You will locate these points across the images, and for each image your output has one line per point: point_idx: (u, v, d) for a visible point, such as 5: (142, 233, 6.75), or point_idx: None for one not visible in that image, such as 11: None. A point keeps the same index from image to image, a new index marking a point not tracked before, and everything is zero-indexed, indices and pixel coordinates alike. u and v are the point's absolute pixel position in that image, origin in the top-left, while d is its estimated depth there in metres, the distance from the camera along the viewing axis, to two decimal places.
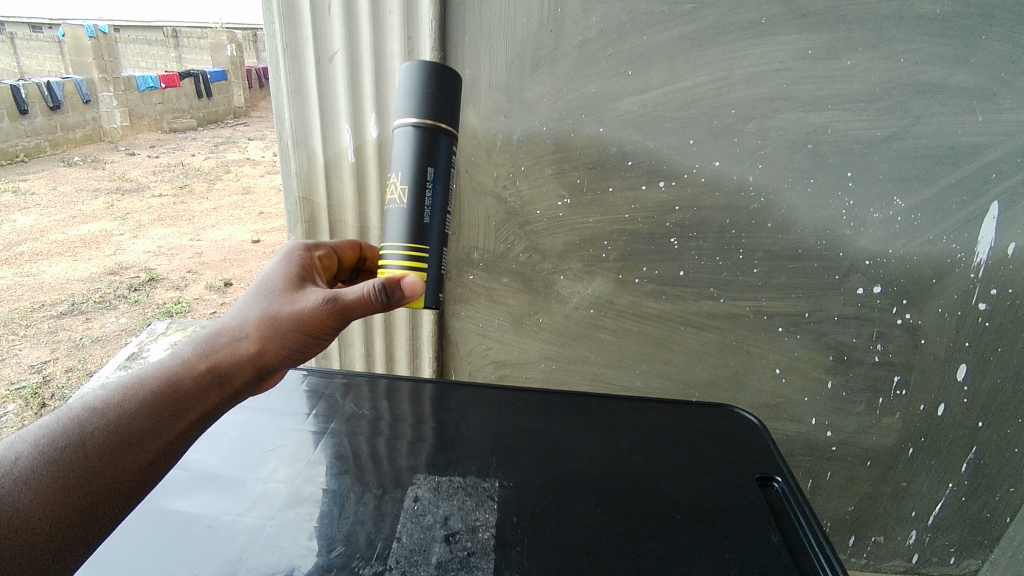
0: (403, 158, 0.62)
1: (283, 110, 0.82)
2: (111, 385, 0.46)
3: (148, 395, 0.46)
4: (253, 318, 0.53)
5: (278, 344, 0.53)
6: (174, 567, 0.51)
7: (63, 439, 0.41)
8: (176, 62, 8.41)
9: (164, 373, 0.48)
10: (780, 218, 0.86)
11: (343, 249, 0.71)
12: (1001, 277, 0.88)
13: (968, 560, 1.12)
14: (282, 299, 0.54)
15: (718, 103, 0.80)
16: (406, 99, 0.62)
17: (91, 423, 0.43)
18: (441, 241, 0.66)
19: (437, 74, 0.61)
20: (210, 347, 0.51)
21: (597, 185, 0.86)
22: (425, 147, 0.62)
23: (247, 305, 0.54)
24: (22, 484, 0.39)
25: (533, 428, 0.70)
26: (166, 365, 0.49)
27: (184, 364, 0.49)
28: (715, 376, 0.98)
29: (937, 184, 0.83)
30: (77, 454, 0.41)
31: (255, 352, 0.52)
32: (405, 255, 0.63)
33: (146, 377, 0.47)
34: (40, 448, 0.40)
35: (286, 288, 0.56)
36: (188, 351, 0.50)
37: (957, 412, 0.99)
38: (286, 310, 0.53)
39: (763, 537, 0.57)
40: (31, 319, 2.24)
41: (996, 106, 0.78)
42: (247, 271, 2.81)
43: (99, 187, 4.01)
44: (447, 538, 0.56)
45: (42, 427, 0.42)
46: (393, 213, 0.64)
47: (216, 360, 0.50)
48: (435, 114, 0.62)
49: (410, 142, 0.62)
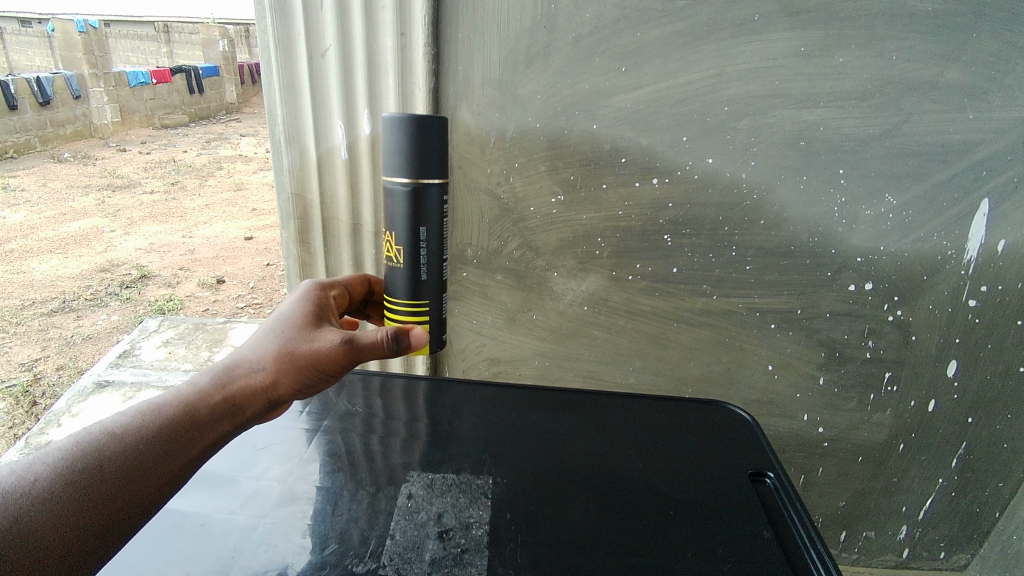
0: (394, 223, 0.64)
1: (275, 105, 0.81)
2: (130, 409, 0.47)
3: (164, 422, 0.46)
4: (270, 352, 0.52)
5: (292, 378, 0.52)
6: (167, 564, 0.51)
7: (80, 461, 0.42)
8: (167, 57, 8.36)
9: (181, 401, 0.48)
10: (773, 215, 0.86)
11: (353, 286, 0.71)
12: (991, 274, 0.89)
13: (958, 554, 1.13)
14: (300, 335, 0.54)
15: (711, 100, 0.80)
16: (392, 161, 0.61)
17: (108, 446, 0.43)
18: (439, 290, 0.69)
19: (417, 135, 0.59)
20: (226, 377, 0.51)
21: (590, 182, 0.85)
22: (412, 210, 0.63)
23: (264, 338, 0.54)
24: (39, 506, 0.39)
25: (526, 425, 0.70)
26: (183, 392, 0.49)
27: (201, 394, 0.49)
28: (707, 373, 0.99)
29: (928, 181, 0.83)
30: (94, 476, 0.42)
31: (269, 384, 0.52)
32: (407, 309, 0.68)
33: (163, 404, 0.47)
34: (58, 469, 0.41)
35: (303, 323, 0.56)
36: (205, 379, 0.50)
37: (946, 408, 1.00)
38: (304, 347, 0.53)
39: (755, 532, 0.58)
40: (21, 317, 2.23)
41: (987, 103, 0.79)
42: (239, 268, 2.79)
43: (89, 183, 3.99)
44: (440, 535, 0.56)
45: (60, 448, 0.42)
46: (394, 268, 0.67)
47: (231, 390, 0.50)
48: (420, 172, 0.61)
49: (399, 205, 0.63)
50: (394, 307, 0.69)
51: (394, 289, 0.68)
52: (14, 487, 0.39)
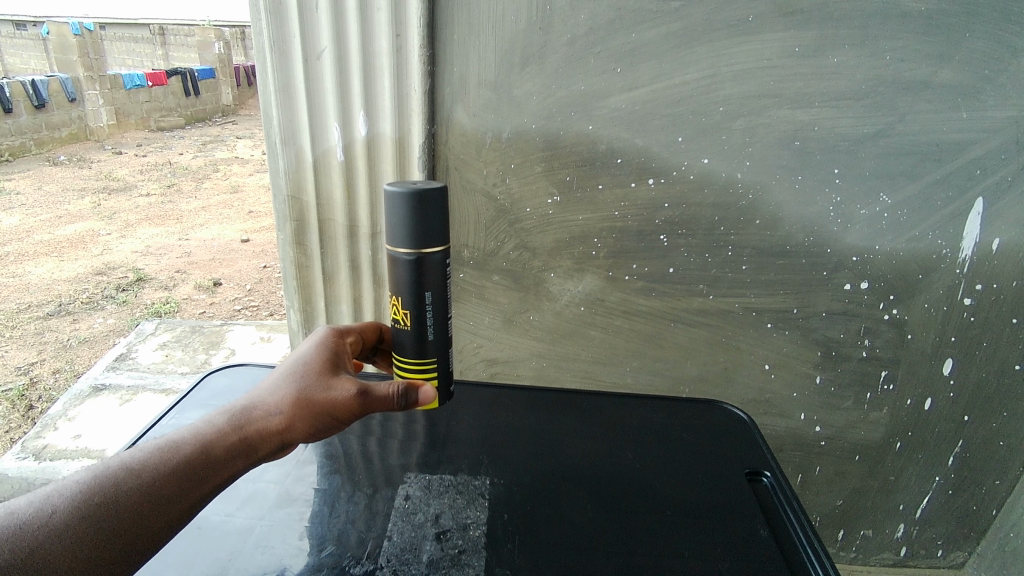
0: (398, 288, 0.60)
1: (271, 107, 0.81)
2: (150, 444, 0.48)
3: (179, 460, 0.47)
4: (287, 396, 0.52)
5: (306, 424, 0.52)
6: (163, 566, 0.51)
7: (96, 496, 0.44)
8: (163, 59, 8.36)
9: (197, 440, 0.49)
10: (768, 214, 0.86)
11: (367, 332, 0.66)
12: (986, 272, 0.90)
13: (955, 552, 1.13)
14: (318, 379, 0.54)
15: (705, 100, 0.80)
16: (395, 229, 0.57)
17: (124, 482, 0.45)
18: (446, 348, 0.64)
19: (419, 202, 0.55)
20: (243, 419, 0.51)
21: (586, 182, 0.86)
22: (414, 276, 0.59)
23: (283, 380, 0.54)
24: (52, 538, 0.41)
25: (524, 427, 0.70)
26: (200, 431, 0.50)
27: (217, 433, 0.50)
28: (704, 372, 0.99)
29: (923, 180, 0.84)
30: (107, 511, 0.43)
31: (283, 429, 0.51)
32: (412, 368, 0.63)
33: (181, 442, 0.48)
34: (75, 503, 0.43)
35: (322, 366, 0.55)
36: (222, 420, 0.51)
37: (943, 406, 1.00)
38: (319, 393, 0.52)
39: (753, 531, 0.58)
40: (17, 321, 2.23)
41: (981, 102, 0.79)
42: (236, 270, 2.79)
43: (85, 186, 3.98)
44: (438, 536, 0.56)
45: (79, 481, 0.44)
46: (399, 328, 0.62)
47: (247, 432, 0.51)
48: (423, 238, 0.57)
49: (401, 271, 0.59)
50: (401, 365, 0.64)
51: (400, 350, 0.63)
52: (32, 519, 0.41)
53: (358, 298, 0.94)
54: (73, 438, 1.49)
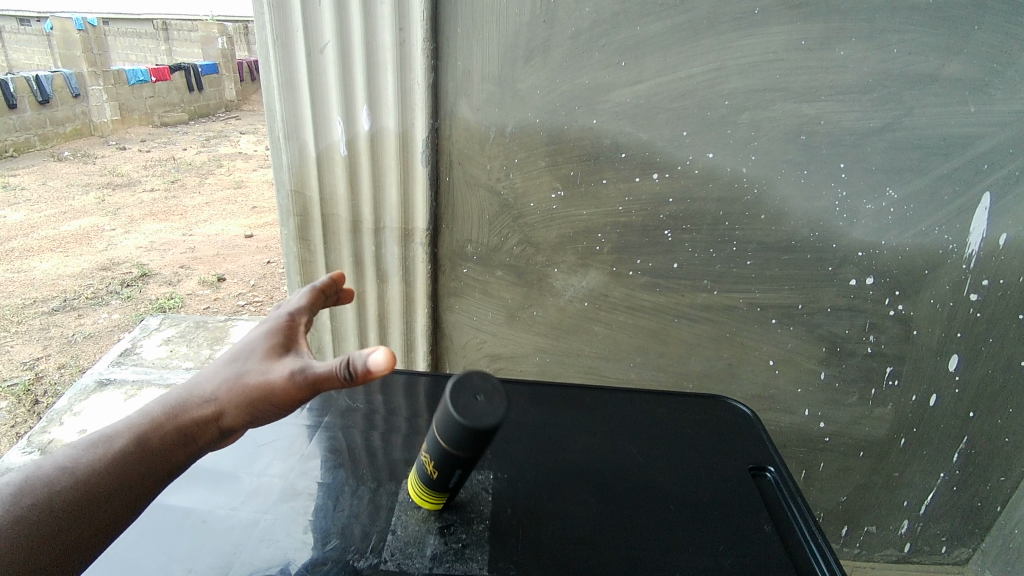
0: (432, 445, 0.49)
1: (275, 102, 0.81)
2: (88, 441, 0.49)
3: (112, 457, 0.48)
4: (220, 383, 0.49)
5: (240, 411, 0.47)
6: (168, 560, 0.51)
7: (31, 498, 0.45)
8: (167, 55, 8.37)
9: (130, 434, 0.49)
10: (774, 209, 0.86)
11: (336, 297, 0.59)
12: (993, 268, 0.89)
13: (959, 548, 1.13)
14: (254, 363, 0.48)
15: (711, 94, 0.79)
16: (443, 424, 0.45)
17: (58, 482, 0.46)
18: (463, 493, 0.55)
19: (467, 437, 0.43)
20: (179, 409, 0.49)
21: (590, 177, 0.85)
22: (447, 457, 0.47)
23: (223, 366, 0.50)
24: None
25: (528, 421, 0.70)
26: (136, 424, 0.50)
27: (151, 425, 0.49)
28: (708, 368, 0.99)
29: (930, 175, 0.83)
30: (42, 511, 0.45)
31: (216, 418, 0.48)
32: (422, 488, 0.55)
33: (115, 437, 0.49)
34: (6, 506, 0.45)
35: (263, 347, 0.50)
36: (158, 410, 0.50)
37: (948, 402, 1.00)
38: (252, 378, 0.47)
39: (756, 525, 0.58)
40: (23, 315, 2.24)
41: (989, 96, 0.78)
42: (239, 265, 2.79)
43: (89, 181, 3.99)
44: (442, 530, 0.56)
45: (13, 483, 0.47)
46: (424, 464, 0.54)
47: (181, 421, 0.49)
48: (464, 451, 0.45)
49: (439, 445, 0.47)
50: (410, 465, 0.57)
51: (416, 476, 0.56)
52: None
53: (362, 293, 0.94)
54: (79, 432, 1.49)
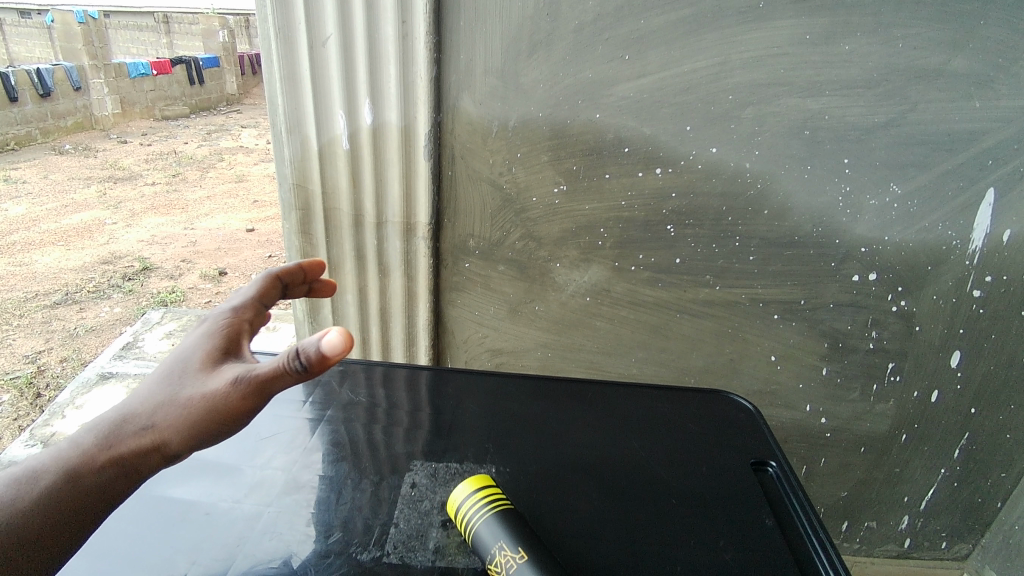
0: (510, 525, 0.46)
1: (277, 95, 0.81)
2: (10, 479, 0.44)
3: (40, 494, 0.43)
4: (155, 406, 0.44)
5: (183, 434, 0.43)
6: (172, 553, 0.52)
7: None
8: (167, 48, 8.35)
9: (60, 468, 0.44)
10: (777, 205, 0.86)
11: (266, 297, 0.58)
12: (996, 264, 0.88)
13: (959, 544, 1.13)
14: (193, 379, 0.44)
15: (714, 89, 0.79)
16: None
17: None
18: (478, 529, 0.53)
19: None
20: (112, 437, 0.45)
21: (593, 171, 0.85)
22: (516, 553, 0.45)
23: (158, 386, 0.46)
24: None
25: (529, 415, 0.70)
26: (64, 457, 0.44)
27: (82, 456, 0.44)
28: (710, 364, 0.99)
29: (933, 170, 0.83)
30: None
31: (157, 443, 0.44)
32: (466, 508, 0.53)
33: (42, 473, 0.44)
34: None
35: (203, 360, 0.46)
36: (89, 440, 0.45)
37: (949, 398, 1.00)
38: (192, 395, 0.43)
39: (757, 520, 0.58)
40: (25, 309, 2.24)
41: (994, 91, 0.78)
42: (241, 259, 2.80)
43: (90, 175, 3.99)
44: (444, 524, 0.56)
45: None
46: (491, 548, 0.50)
47: (116, 451, 0.44)
48: None
49: None
50: (463, 517, 0.53)
51: (468, 534, 0.52)
52: None
53: (363, 288, 0.94)
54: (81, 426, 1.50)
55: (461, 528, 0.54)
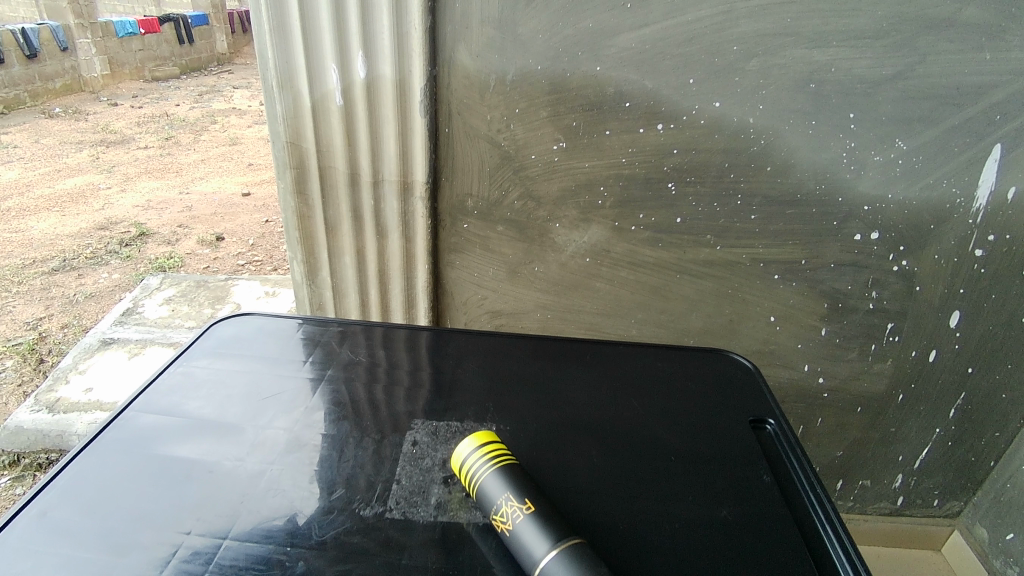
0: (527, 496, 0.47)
1: (267, 48, 0.79)
2: None
3: None
4: None
5: None
6: (176, 510, 0.52)
7: None
8: (157, 6, 8.15)
9: None
10: (781, 161, 0.84)
11: None
12: (1000, 222, 0.87)
13: (950, 501, 1.16)
14: None
15: (719, 39, 0.77)
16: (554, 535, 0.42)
17: None
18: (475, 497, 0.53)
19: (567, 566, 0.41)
20: None
21: (593, 128, 0.83)
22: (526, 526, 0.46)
23: None
24: None
25: (530, 375, 0.70)
26: None
27: None
28: (709, 324, 0.99)
29: (941, 125, 0.81)
30: None
31: None
32: (469, 469, 0.53)
33: None
34: None
35: None
36: None
37: (947, 357, 1.00)
38: None
39: (755, 476, 0.58)
40: (23, 276, 2.24)
41: (1007, 42, 0.75)
42: (237, 225, 2.77)
43: (82, 139, 3.93)
44: (446, 480, 0.57)
45: None
46: (495, 500, 0.50)
47: None
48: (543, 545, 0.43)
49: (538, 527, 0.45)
50: (467, 472, 0.53)
51: (472, 489, 0.52)
52: None
53: (361, 249, 0.94)
54: (85, 391, 1.51)
55: (466, 483, 0.53)
